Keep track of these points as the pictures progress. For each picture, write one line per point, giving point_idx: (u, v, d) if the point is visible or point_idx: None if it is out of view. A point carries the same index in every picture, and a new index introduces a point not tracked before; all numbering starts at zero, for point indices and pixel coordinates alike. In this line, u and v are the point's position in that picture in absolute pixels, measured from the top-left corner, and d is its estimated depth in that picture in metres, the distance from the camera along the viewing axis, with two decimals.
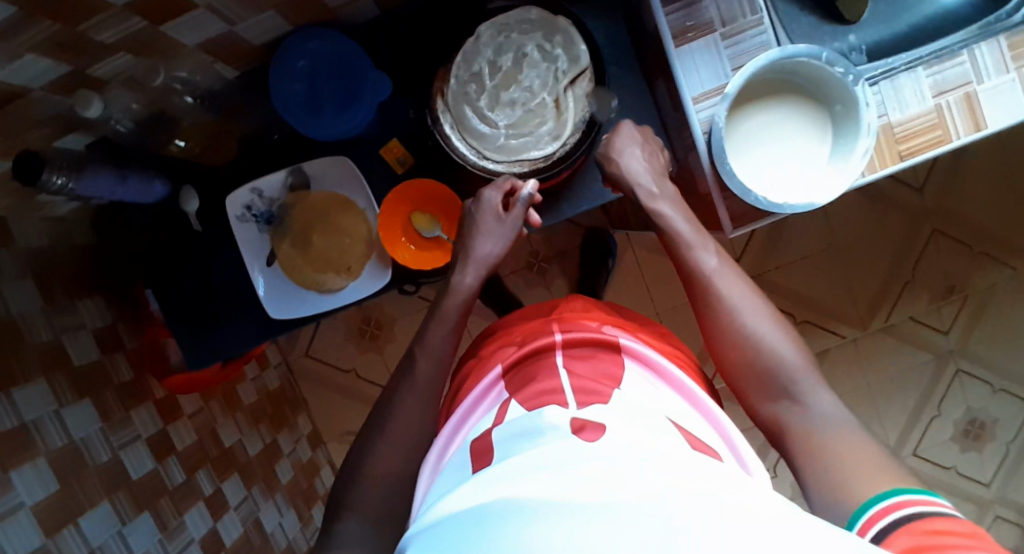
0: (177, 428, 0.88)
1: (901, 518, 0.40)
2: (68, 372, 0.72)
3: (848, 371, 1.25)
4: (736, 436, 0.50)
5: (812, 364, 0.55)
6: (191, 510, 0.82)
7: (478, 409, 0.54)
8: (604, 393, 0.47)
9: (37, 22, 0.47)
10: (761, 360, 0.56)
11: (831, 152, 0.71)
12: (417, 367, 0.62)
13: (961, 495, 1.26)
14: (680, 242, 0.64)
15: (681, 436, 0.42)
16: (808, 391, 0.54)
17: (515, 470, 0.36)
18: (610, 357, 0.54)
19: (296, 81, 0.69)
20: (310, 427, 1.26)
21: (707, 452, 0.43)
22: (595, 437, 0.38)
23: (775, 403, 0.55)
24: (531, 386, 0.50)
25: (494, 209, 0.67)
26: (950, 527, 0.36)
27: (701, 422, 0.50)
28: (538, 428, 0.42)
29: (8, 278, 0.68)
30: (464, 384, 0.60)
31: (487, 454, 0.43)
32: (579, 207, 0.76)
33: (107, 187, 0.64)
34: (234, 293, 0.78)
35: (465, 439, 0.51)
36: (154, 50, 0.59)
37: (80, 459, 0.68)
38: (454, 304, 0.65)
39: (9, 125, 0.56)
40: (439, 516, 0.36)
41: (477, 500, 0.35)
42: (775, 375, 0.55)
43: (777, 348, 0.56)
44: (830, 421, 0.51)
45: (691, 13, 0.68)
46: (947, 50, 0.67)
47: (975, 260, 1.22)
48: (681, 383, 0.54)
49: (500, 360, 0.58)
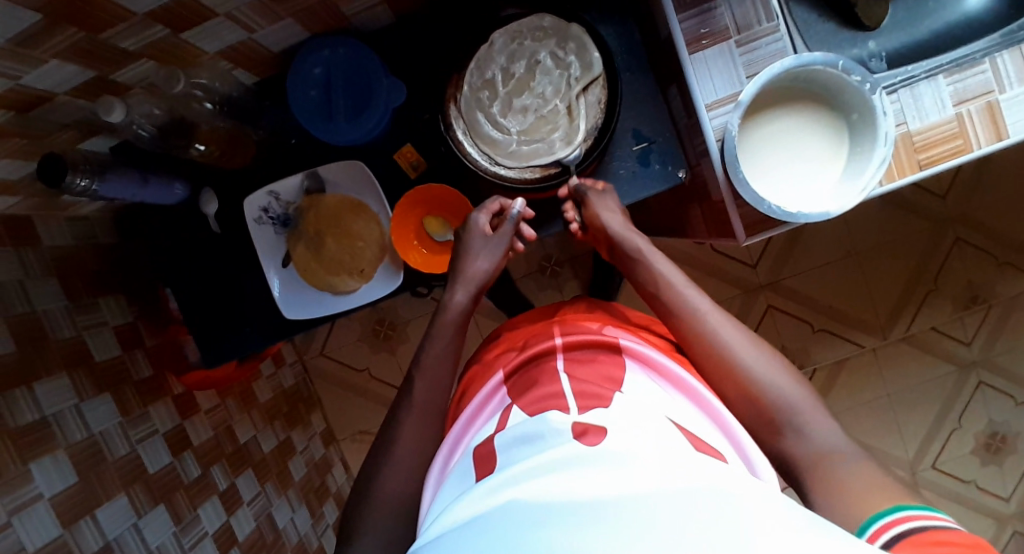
0: (194, 423, 0.90)
1: (911, 527, 0.38)
2: (89, 368, 0.74)
3: (866, 381, 1.23)
4: (737, 430, 0.50)
5: (810, 393, 0.54)
6: (205, 504, 0.84)
7: (480, 417, 0.54)
8: (606, 396, 0.46)
9: (63, 30, 0.49)
10: (763, 393, 0.54)
11: (848, 161, 0.70)
12: (420, 370, 0.62)
13: (982, 510, 1.23)
14: (670, 287, 0.63)
15: (683, 437, 0.42)
16: (810, 420, 0.52)
17: (520, 477, 0.36)
18: (611, 358, 0.54)
19: (311, 87, 0.71)
20: (323, 425, 1.28)
21: (712, 454, 0.42)
22: (597, 441, 0.39)
23: (781, 437, 0.53)
24: (533, 392, 0.50)
25: (483, 231, 0.68)
26: (956, 540, 0.34)
27: (702, 421, 0.49)
28: (541, 433, 0.42)
29: (34, 275, 0.70)
30: (469, 389, 0.61)
31: (489, 461, 0.43)
32: (553, 229, 0.76)
33: (129, 190, 0.67)
34: (250, 295, 0.79)
35: (468, 446, 0.51)
36: (175, 56, 0.61)
37: (98, 453, 0.70)
38: (451, 321, 0.65)
39: (33, 128, 0.58)
40: (441, 530, 0.35)
41: (485, 505, 0.35)
42: (775, 408, 0.53)
43: (776, 384, 0.54)
44: (835, 449, 0.50)
45: (705, 20, 0.68)
46: (969, 58, 0.66)
47: (999, 270, 1.19)
48: (686, 384, 0.53)
49: (504, 365, 0.58)
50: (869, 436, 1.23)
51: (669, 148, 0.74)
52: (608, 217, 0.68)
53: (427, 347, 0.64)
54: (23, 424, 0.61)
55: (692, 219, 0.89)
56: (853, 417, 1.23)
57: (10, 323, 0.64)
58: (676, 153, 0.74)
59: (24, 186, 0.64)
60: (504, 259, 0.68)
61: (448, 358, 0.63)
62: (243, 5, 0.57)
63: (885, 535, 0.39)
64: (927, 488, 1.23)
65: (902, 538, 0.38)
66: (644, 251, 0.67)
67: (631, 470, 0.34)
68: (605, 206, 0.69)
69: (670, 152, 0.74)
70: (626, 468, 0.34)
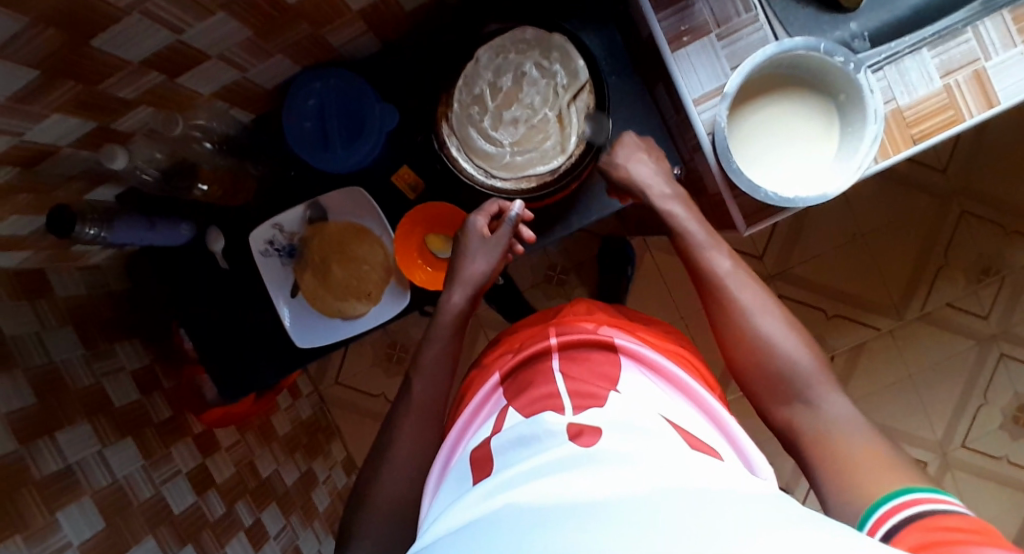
0: (215, 460, 0.90)
1: (918, 511, 0.39)
2: (109, 414, 0.75)
3: (886, 363, 1.21)
4: (736, 428, 0.49)
5: (824, 366, 0.54)
6: (231, 541, 0.84)
7: (477, 419, 0.54)
8: (600, 395, 0.47)
9: (62, 84, 0.50)
10: (773, 363, 0.54)
11: (841, 142, 0.70)
12: (416, 374, 0.63)
13: (1018, 484, 1.21)
14: (692, 246, 0.63)
15: (679, 437, 0.41)
16: (822, 392, 0.52)
17: (516, 481, 0.37)
18: (604, 357, 0.53)
19: (306, 120, 0.73)
20: (343, 454, 1.28)
21: (707, 451, 0.42)
22: (592, 441, 0.39)
23: (787, 406, 0.54)
24: (530, 392, 0.50)
25: (479, 232, 0.67)
26: (960, 523, 0.36)
27: (700, 420, 0.49)
28: (536, 435, 0.42)
29: (50, 327, 0.71)
30: (465, 393, 0.61)
31: (486, 465, 0.43)
32: (551, 236, 0.77)
33: (137, 234, 0.68)
34: (261, 328, 0.80)
35: (465, 449, 0.51)
36: (172, 101, 0.63)
37: (123, 497, 0.70)
38: (445, 326, 0.65)
39: (40, 182, 0.59)
40: (436, 536, 0.35)
41: (480, 509, 0.35)
42: (787, 378, 0.54)
43: (791, 352, 0.54)
44: (843, 424, 0.50)
45: (684, 17, 0.69)
46: (951, 30, 0.67)
47: (1009, 239, 1.17)
48: (682, 382, 0.53)
49: (500, 367, 0.58)
50: (895, 419, 1.21)
51: (662, 146, 0.75)
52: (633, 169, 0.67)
53: (425, 349, 0.64)
54: (48, 473, 0.62)
55: None
56: (877, 400, 1.21)
57: (29, 374, 0.65)
58: (670, 150, 0.75)
59: (35, 240, 0.66)
60: (501, 261, 0.67)
61: (445, 359, 0.64)
62: (235, 46, 0.59)
63: (892, 519, 0.41)
64: (959, 468, 1.21)
65: (909, 522, 0.39)
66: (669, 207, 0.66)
67: (639, 471, 0.34)
68: (633, 150, 0.69)
69: (662, 150, 0.75)
70: (628, 469, 0.34)
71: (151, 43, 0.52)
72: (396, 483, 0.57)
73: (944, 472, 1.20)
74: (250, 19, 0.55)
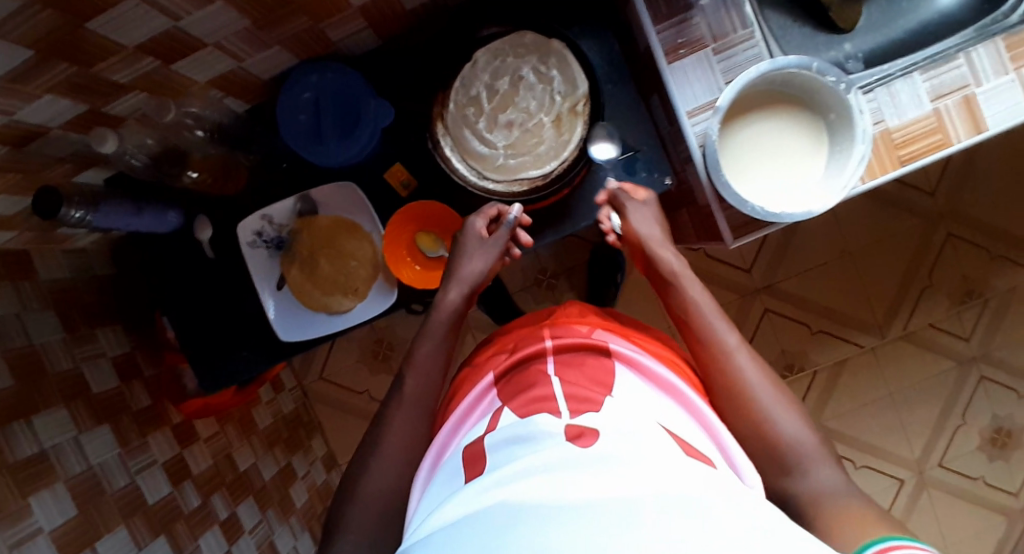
0: (193, 451, 0.89)
1: None
2: (87, 401, 0.74)
3: (869, 380, 1.22)
4: (725, 436, 0.50)
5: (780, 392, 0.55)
6: (206, 533, 0.83)
7: (470, 419, 0.54)
8: (596, 400, 0.47)
9: (56, 65, 0.50)
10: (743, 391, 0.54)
11: (829, 161, 0.71)
12: (408, 373, 0.63)
13: (990, 506, 1.23)
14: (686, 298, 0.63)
15: (674, 443, 0.42)
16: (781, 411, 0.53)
17: (510, 477, 0.37)
18: (598, 362, 0.53)
19: (301, 112, 0.72)
20: (324, 450, 1.27)
21: (702, 459, 0.42)
22: (591, 443, 0.39)
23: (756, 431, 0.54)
24: (527, 393, 0.50)
25: (478, 234, 0.68)
26: None
27: (693, 428, 0.49)
28: (530, 435, 0.42)
29: (32, 309, 0.70)
30: (454, 394, 0.61)
31: (479, 462, 0.43)
32: (546, 239, 0.77)
33: (123, 219, 0.67)
34: (244, 320, 0.80)
35: (458, 446, 0.51)
36: (166, 88, 0.62)
37: (98, 484, 0.69)
38: (441, 319, 0.66)
39: (27, 163, 0.59)
40: (428, 530, 0.35)
41: (473, 505, 0.35)
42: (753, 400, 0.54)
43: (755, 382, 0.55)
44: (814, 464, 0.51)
45: (681, 30, 0.69)
46: (943, 54, 0.68)
47: (993, 263, 1.19)
48: (674, 388, 0.53)
49: (493, 367, 0.58)
50: (873, 436, 1.23)
51: (654, 156, 0.76)
52: (638, 222, 0.68)
53: (417, 346, 0.64)
54: (22, 458, 0.61)
55: (682, 225, 0.90)
56: (857, 417, 1.23)
57: (8, 356, 0.64)
58: (662, 160, 0.76)
59: (20, 221, 0.65)
60: (498, 262, 0.69)
61: (440, 359, 0.64)
62: (233, 35, 0.59)
63: None
64: (935, 487, 1.22)
65: None
66: (674, 267, 0.65)
67: (628, 471, 0.34)
68: (641, 211, 0.69)
69: (656, 160, 0.76)
70: (617, 471, 0.34)
71: (148, 30, 0.51)
72: (377, 482, 0.56)
73: (920, 490, 1.22)
74: (249, 10, 0.55)
